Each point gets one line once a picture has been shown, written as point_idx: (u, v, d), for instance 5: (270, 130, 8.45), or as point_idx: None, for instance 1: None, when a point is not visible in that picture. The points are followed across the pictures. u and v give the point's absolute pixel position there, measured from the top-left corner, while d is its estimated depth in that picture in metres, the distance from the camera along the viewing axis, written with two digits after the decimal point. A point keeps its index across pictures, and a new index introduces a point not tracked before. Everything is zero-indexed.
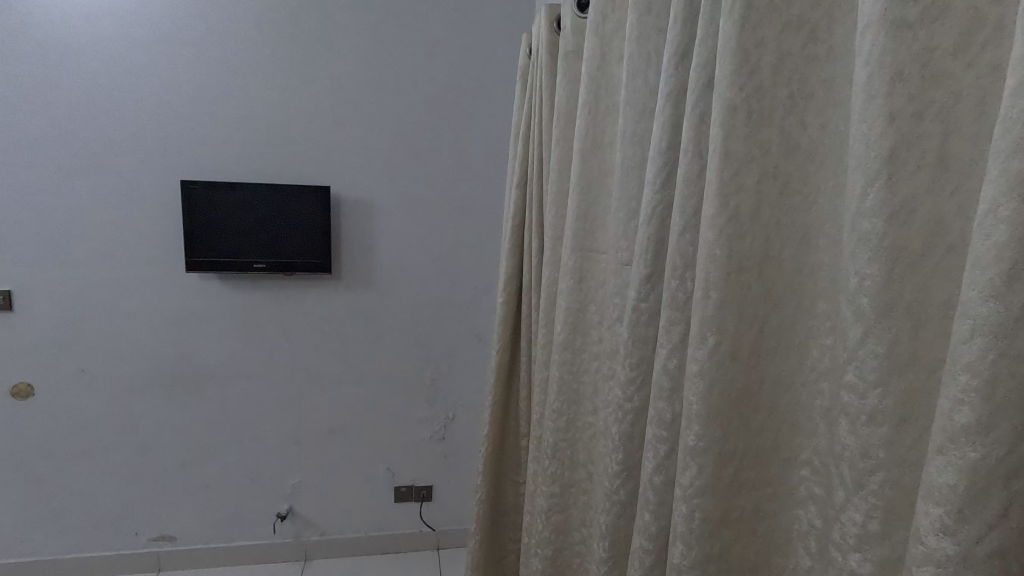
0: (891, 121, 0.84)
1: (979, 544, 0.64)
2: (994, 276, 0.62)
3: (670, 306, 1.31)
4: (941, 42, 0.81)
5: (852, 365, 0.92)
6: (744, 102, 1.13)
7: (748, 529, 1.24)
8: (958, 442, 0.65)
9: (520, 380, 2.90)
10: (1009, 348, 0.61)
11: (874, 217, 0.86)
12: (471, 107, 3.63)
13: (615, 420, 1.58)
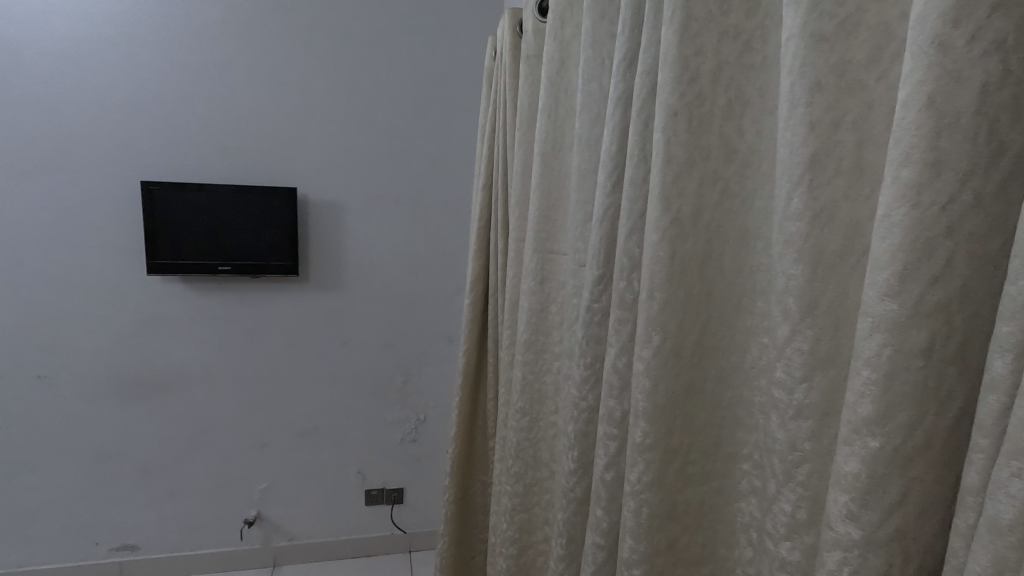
0: (812, 129, 0.88)
1: (880, 527, 0.69)
2: (890, 276, 0.66)
3: (619, 306, 1.34)
4: (855, 55, 0.86)
5: (781, 362, 0.95)
6: (685, 108, 1.16)
7: (695, 523, 1.28)
8: (862, 432, 0.69)
9: (487, 381, 2.91)
10: (902, 344, 0.66)
11: (797, 220, 0.90)
12: (439, 108, 3.63)
13: (571, 419, 1.61)
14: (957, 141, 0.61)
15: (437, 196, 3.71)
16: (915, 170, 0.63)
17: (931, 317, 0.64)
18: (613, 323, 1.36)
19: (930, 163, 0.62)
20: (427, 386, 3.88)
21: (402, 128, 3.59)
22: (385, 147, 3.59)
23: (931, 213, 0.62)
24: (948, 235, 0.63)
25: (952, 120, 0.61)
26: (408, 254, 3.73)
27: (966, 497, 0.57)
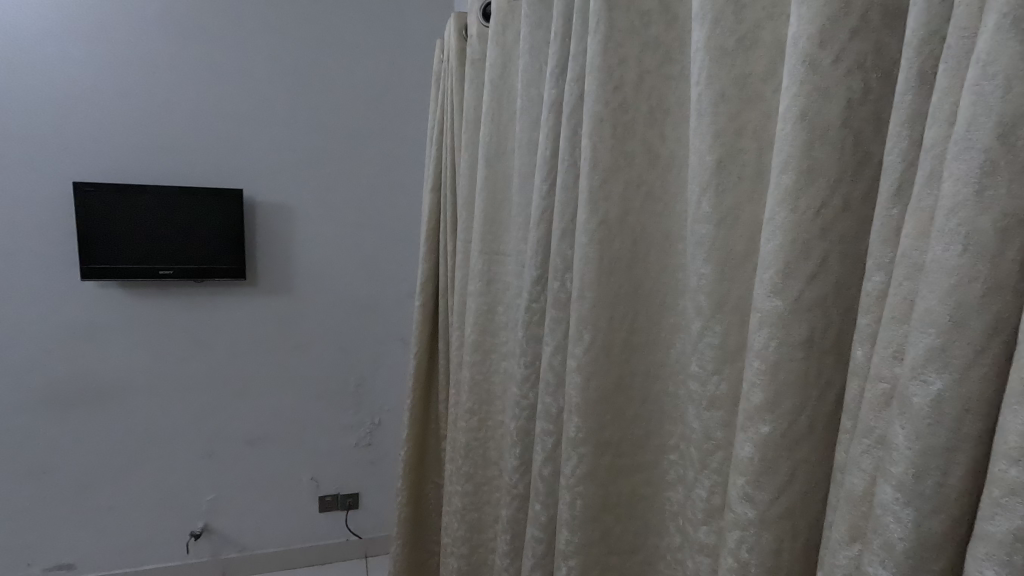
0: (717, 137, 0.93)
1: (772, 506, 0.75)
2: (774, 275, 0.71)
3: (554, 306, 1.38)
4: (754, 68, 0.92)
5: (695, 356, 1.01)
6: (610, 115, 1.21)
7: (627, 513, 1.33)
8: (754, 419, 0.75)
9: (439, 382, 2.92)
10: (786, 336, 0.71)
11: (706, 223, 0.96)
12: (390, 110, 3.62)
13: (513, 417, 1.64)
14: (828, 151, 0.67)
15: (389, 198, 3.69)
16: (792, 177, 0.69)
17: (810, 311, 0.70)
18: (549, 322, 1.40)
19: (805, 171, 0.68)
20: (383, 388, 3.85)
21: (352, 129, 3.56)
22: (334, 148, 3.54)
23: (807, 217, 0.68)
24: (822, 236, 0.69)
25: (824, 132, 0.67)
26: (359, 257, 3.69)
27: (836, 474, 0.63)
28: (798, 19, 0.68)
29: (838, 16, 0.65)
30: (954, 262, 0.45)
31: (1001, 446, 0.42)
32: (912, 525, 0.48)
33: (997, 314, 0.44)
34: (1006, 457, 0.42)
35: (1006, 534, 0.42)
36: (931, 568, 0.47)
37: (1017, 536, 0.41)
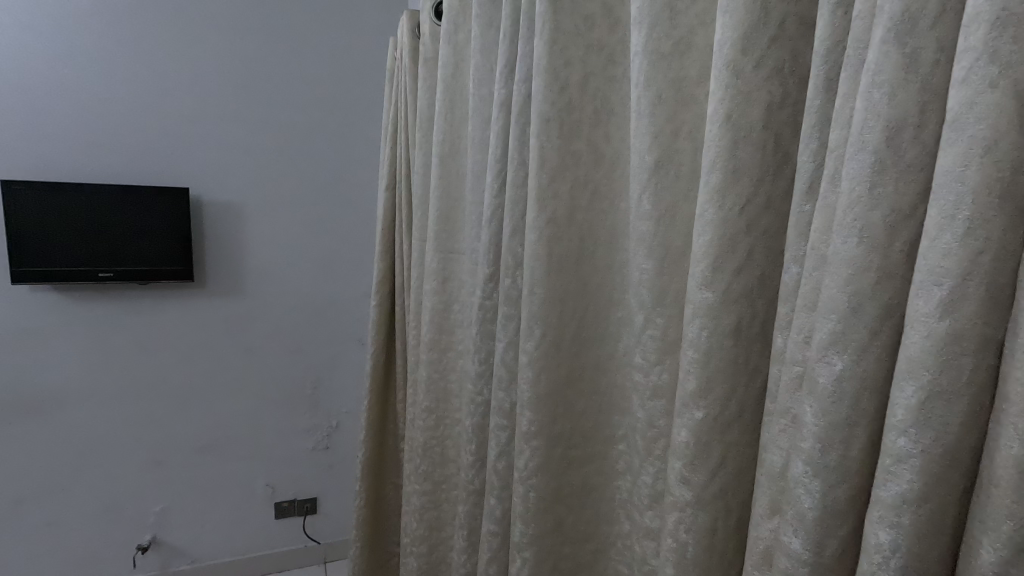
0: (656, 137, 0.97)
1: (706, 487, 0.79)
2: (705, 268, 0.76)
3: (506, 302, 1.40)
4: (689, 72, 0.97)
5: (639, 348, 1.05)
6: (556, 115, 1.24)
7: (580, 503, 1.36)
8: (689, 405, 0.79)
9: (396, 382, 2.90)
10: (717, 326, 0.76)
11: (646, 220, 1.00)
12: (343, 106, 3.55)
13: (469, 413, 1.65)
14: (751, 152, 0.72)
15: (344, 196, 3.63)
16: (719, 176, 0.73)
17: (737, 302, 0.75)
18: (501, 319, 1.42)
19: (731, 170, 0.72)
20: (340, 390, 3.79)
21: (304, 125, 3.46)
22: (286, 146, 3.45)
23: (732, 213, 0.73)
24: (747, 232, 0.73)
25: (746, 134, 0.72)
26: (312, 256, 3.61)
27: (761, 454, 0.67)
28: (723, 25, 0.72)
29: (758, 24, 0.70)
30: (852, 254, 0.49)
31: (893, 418, 0.47)
32: (820, 496, 0.52)
33: (889, 300, 0.49)
34: (897, 428, 0.47)
35: (898, 498, 0.47)
36: (836, 533, 0.52)
37: (907, 498, 0.46)
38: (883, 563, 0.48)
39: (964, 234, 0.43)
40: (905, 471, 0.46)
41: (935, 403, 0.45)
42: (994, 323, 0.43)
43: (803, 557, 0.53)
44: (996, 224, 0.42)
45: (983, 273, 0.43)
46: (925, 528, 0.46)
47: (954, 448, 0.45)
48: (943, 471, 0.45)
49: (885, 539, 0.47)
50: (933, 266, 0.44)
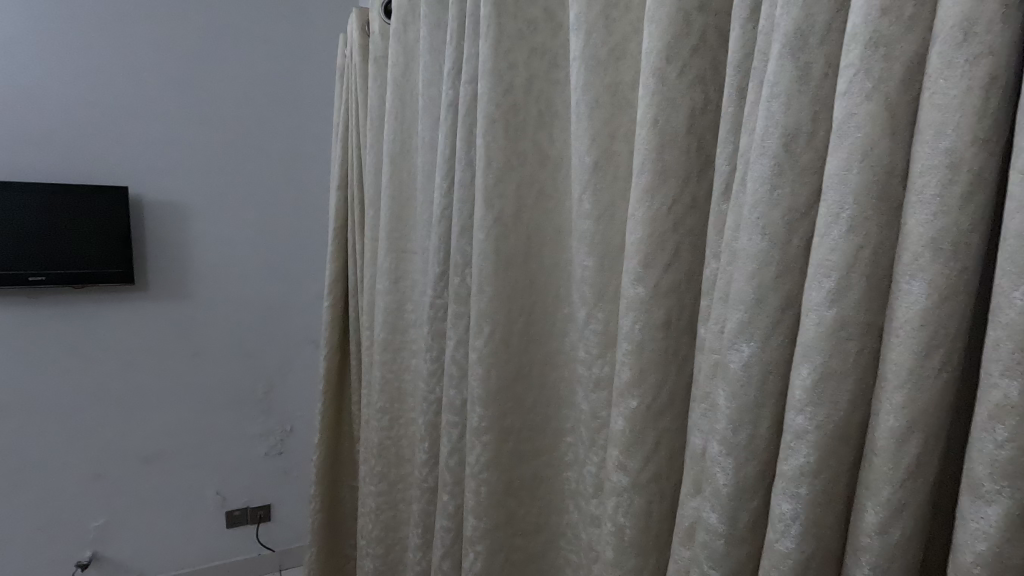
0: (594, 139, 1.01)
1: (642, 472, 0.83)
2: (637, 265, 0.80)
3: (456, 301, 1.42)
4: (624, 78, 1.01)
5: (582, 342, 1.09)
6: (501, 116, 1.26)
7: (531, 496, 1.40)
8: (625, 395, 0.83)
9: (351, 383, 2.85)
10: (649, 320, 0.80)
11: (586, 219, 1.04)
12: (293, 102, 3.42)
13: (421, 411, 1.66)
14: (677, 154, 0.77)
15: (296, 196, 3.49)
16: (648, 177, 0.77)
17: (667, 296, 0.80)
18: (452, 317, 1.44)
19: (658, 172, 0.77)
20: (293, 394, 3.66)
21: (250, 122, 3.33)
22: (233, 143, 3.31)
23: (661, 213, 0.77)
24: (674, 230, 0.78)
25: (672, 137, 0.76)
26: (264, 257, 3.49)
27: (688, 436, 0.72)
28: (650, 34, 0.76)
29: (681, 34, 0.74)
30: (757, 248, 0.54)
31: (793, 399, 0.51)
32: (733, 473, 0.57)
33: (789, 291, 0.54)
34: (796, 407, 0.51)
35: (797, 471, 0.51)
36: (748, 506, 0.57)
37: (805, 470, 0.51)
38: (786, 530, 0.52)
39: (847, 230, 0.48)
40: (803, 445, 0.51)
41: (827, 383, 0.50)
42: (874, 311, 0.49)
43: (719, 529, 0.58)
44: (874, 222, 0.48)
45: (864, 266, 0.48)
46: (819, 497, 0.51)
47: (843, 422, 0.50)
48: (834, 444, 0.50)
49: (787, 510, 0.52)
50: (823, 260, 0.49)
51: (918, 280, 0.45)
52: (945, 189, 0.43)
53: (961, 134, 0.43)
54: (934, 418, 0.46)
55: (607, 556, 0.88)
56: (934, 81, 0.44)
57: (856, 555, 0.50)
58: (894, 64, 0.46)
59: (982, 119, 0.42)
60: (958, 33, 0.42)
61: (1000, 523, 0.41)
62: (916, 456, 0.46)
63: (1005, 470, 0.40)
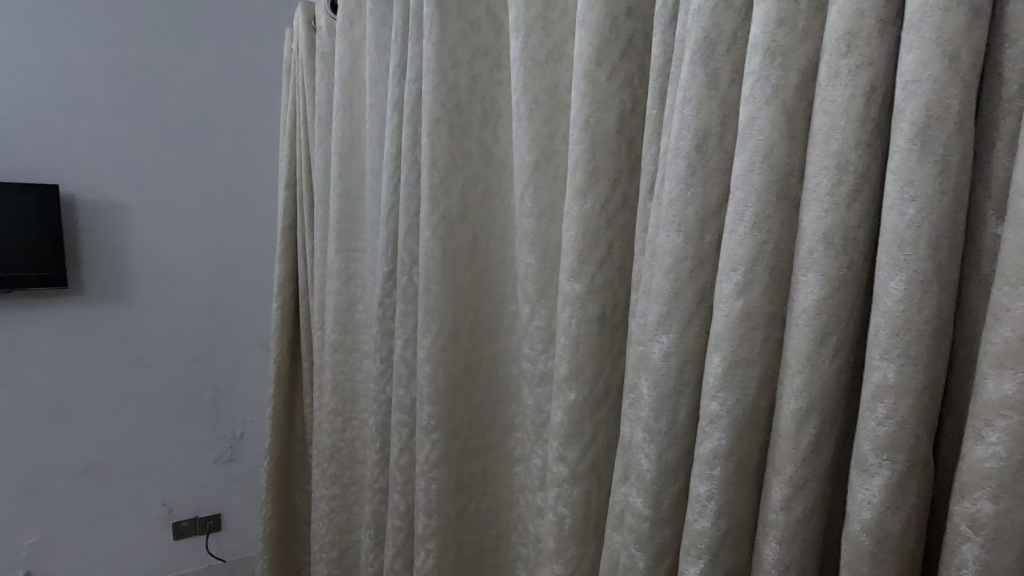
0: (534, 139, 1.03)
1: (580, 462, 0.86)
2: (572, 262, 0.82)
3: (403, 300, 1.42)
4: (561, 79, 1.04)
5: (526, 338, 1.11)
6: (446, 115, 1.27)
7: (482, 491, 1.41)
8: (563, 388, 0.86)
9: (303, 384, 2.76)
10: (584, 315, 0.83)
11: (527, 217, 1.06)
12: (229, 44, 2.64)
13: (372, 412, 1.65)
14: (608, 155, 0.79)
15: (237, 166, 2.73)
16: (581, 176, 0.80)
17: (601, 292, 0.82)
18: (400, 316, 1.43)
19: (590, 172, 0.80)
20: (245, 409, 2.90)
21: (175, 69, 2.55)
22: (150, 95, 2.51)
23: (594, 211, 0.80)
24: (607, 227, 0.81)
25: (603, 138, 0.79)
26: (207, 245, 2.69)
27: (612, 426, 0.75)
28: (581, 37, 0.78)
29: (610, 38, 0.77)
30: (674, 244, 0.57)
31: (707, 386, 0.55)
32: (656, 458, 0.60)
33: (702, 284, 0.57)
34: (710, 394, 0.54)
35: (711, 454, 0.55)
36: (670, 489, 0.60)
37: (718, 453, 0.54)
38: (703, 510, 0.55)
39: (752, 227, 0.51)
40: (716, 429, 0.54)
41: (736, 370, 0.53)
42: (776, 302, 0.52)
43: (644, 513, 0.61)
44: (775, 220, 0.51)
45: (767, 260, 0.52)
46: (732, 478, 0.55)
47: (751, 407, 0.54)
48: (743, 427, 0.54)
49: (703, 490, 0.55)
50: (732, 255, 0.52)
51: (813, 273, 0.49)
52: (834, 188, 0.47)
53: (847, 138, 0.46)
54: (828, 400, 0.50)
55: (550, 545, 0.91)
56: (825, 88, 0.47)
57: (763, 530, 0.54)
58: (790, 72, 0.49)
59: (863, 124, 0.46)
60: (843, 44, 0.46)
61: (882, 492, 0.45)
62: (813, 435, 0.50)
63: (886, 444, 0.44)
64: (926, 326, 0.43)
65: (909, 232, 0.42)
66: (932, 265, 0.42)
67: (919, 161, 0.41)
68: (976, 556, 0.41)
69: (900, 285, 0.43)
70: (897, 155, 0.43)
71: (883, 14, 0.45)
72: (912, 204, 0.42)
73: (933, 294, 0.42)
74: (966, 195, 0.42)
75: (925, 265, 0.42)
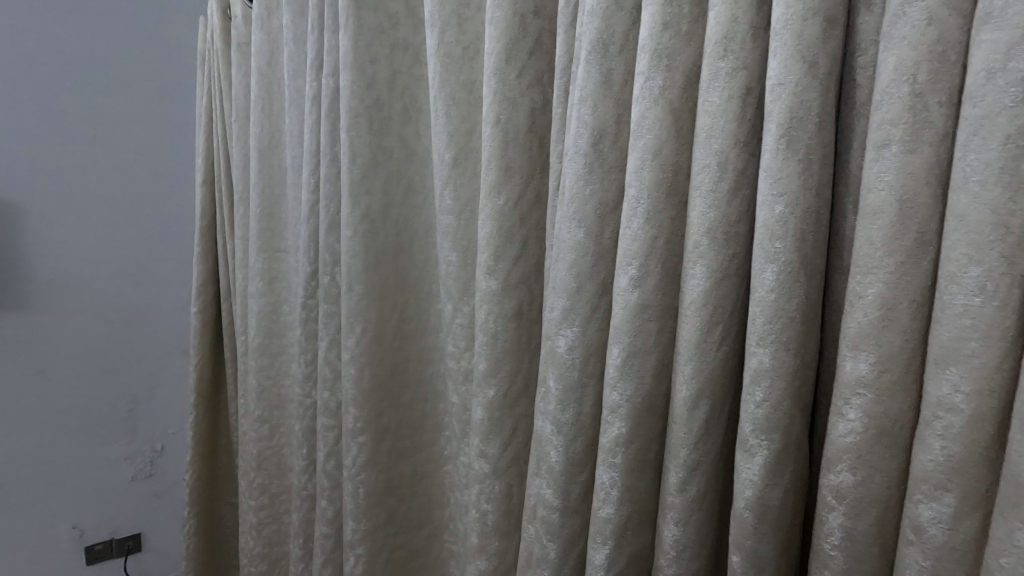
0: (452, 136, 1.03)
1: (501, 457, 0.87)
2: (488, 259, 0.82)
3: (326, 300, 1.37)
4: (477, 77, 1.04)
5: (450, 337, 1.10)
6: (365, 111, 1.24)
7: (413, 492, 1.38)
8: (483, 385, 0.86)
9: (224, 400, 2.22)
10: (502, 311, 0.83)
11: (447, 215, 1.05)
12: None
13: (298, 417, 1.59)
14: (519, 153, 0.80)
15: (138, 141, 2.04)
16: (494, 173, 0.81)
17: (517, 288, 0.83)
18: (323, 318, 1.39)
19: (502, 169, 0.80)
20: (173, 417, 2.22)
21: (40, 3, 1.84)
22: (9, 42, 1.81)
23: (507, 208, 0.81)
24: (521, 224, 0.82)
25: (514, 135, 0.80)
26: (129, 239, 2.06)
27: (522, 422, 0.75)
28: (490, 34, 0.78)
29: (518, 37, 0.78)
30: (575, 240, 0.58)
31: (608, 376, 0.56)
32: (563, 450, 0.61)
33: (603, 278, 0.59)
34: (612, 385, 0.56)
35: (613, 443, 0.57)
36: (578, 479, 0.62)
37: (619, 441, 0.56)
38: (607, 497, 0.57)
39: (645, 222, 0.53)
40: (617, 418, 0.56)
41: (634, 361, 0.55)
42: (669, 294, 0.55)
43: (554, 503, 0.62)
44: (665, 216, 0.53)
45: (660, 254, 0.54)
46: (632, 464, 0.57)
47: (648, 396, 0.56)
48: (642, 415, 0.56)
49: (607, 478, 0.57)
50: (627, 249, 0.54)
51: (699, 266, 0.51)
52: (716, 185, 0.50)
53: (726, 137, 0.49)
54: (716, 386, 0.52)
55: (474, 541, 0.91)
56: (706, 89, 0.50)
57: (663, 512, 0.56)
58: (675, 73, 0.52)
59: (739, 124, 0.49)
60: (720, 47, 0.48)
61: (762, 470, 0.47)
62: (704, 420, 0.53)
63: (763, 425, 0.47)
64: (795, 314, 0.46)
65: (778, 226, 0.45)
66: (799, 256, 0.45)
67: (785, 159, 0.44)
68: (841, 524, 0.44)
69: (772, 275, 0.46)
70: (768, 152, 0.45)
71: (753, 20, 0.48)
72: (780, 200, 0.45)
73: (800, 283, 0.46)
74: (827, 191, 0.45)
75: (792, 256, 0.45)
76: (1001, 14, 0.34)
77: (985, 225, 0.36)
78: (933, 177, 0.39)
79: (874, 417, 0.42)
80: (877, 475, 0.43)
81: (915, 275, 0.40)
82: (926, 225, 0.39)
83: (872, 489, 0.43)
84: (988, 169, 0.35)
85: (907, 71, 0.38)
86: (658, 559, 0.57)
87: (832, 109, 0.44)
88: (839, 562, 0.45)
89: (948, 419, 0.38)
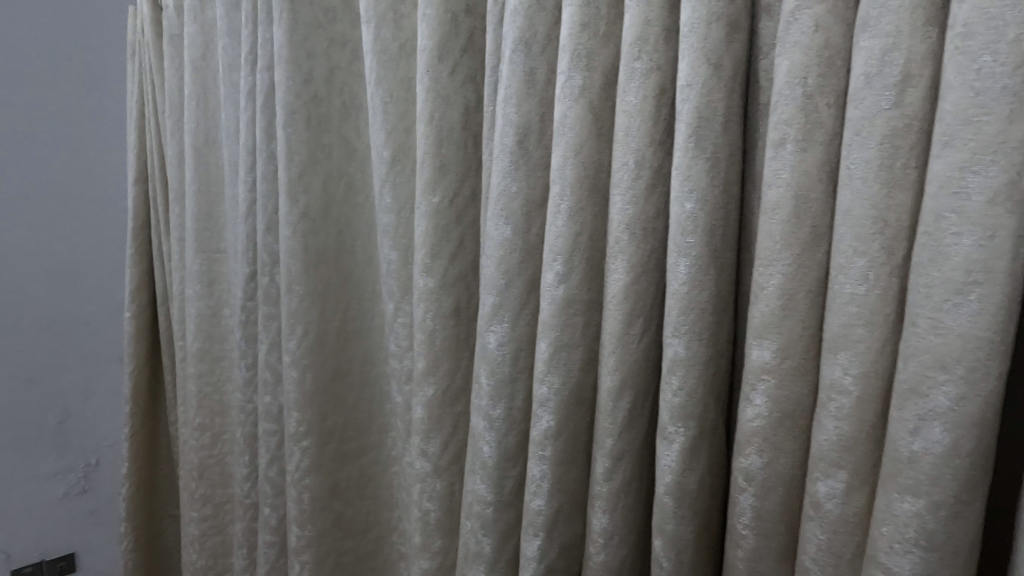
0: (391, 134, 1.02)
1: (442, 456, 0.87)
2: (425, 256, 0.82)
3: (265, 302, 1.33)
4: (415, 73, 1.02)
5: (393, 336, 1.09)
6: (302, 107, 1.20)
7: (359, 497, 1.29)
8: (422, 383, 0.86)
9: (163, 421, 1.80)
10: (440, 309, 0.83)
11: (387, 213, 1.04)
12: None
13: (239, 423, 1.53)
14: (455, 150, 0.80)
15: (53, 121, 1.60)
16: (429, 170, 0.80)
17: (455, 285, 0.83)
18: (262, 320, 1.35)
19: (438, 166, 0.80)
20: (113, 427, 1.78)
21: None
22: None
23: (443, 206, 0.81)
24: (458, 222, 0.82)
25: (449, 133, 0.80)
26: (44, 240, 1.62)
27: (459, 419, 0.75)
28: (423, 31, 0.78)
29: (451, 34, 0.78)
30: (504, 237, 0.59)
31: (537, 370, 0.58)
32: (496, 445, 0.62)
33: (530, 274, 0.60)
34: (541, 378, 0.57)
35: (542, 435, 0.58)
36: (510, 473, 0.62)
37: (548, 434, 0.58)
38: (538, 489, 0.58)
39: (568, 218, 0.55)
40: (545, 412, 0.57)
41: (561, 354, 0.57)
42: (593, 289, 0.56)
43: (487, 498, 0.63)
44: (587, 212, 0.55)
45: (584, 250, 0.55)
46: (562, 456, 0.58)
47: (576, 388, 0.57)
48: (570, 407, 0.58)
49: (538, 470, 0.58)
50: (553, 245, 0.56)
51: (619, 260, 0.53)
52: (634, 182, 0.51)
53: (642, 136, 0.51)
54: (638, 376, 0.54)
55: (417, 540, 0.91)
56: (623, 88, 0.51)
57: (591, 501, 0.57)
58: (594, 73, 0.53)
59: (653, 123, 0.51)
60: (634, 49, 0.50)
61: (679, 456, 0.49)
62: (628, 410, 0.55)
63: (680, 412, 0.49)
64: (706, 306, 0.48)
65: (689, 221, 0.47)
66: (708, 250, 0.47)
67: (694, 157, 0.46)
68: (751, 504, 0.47)
69: (685, 269, 0.48)
70: (680, 150, 0.47)
71: (664, 24, 0.50)
72: (690, 197, 0.47)
73: (710, 276, 0.48)
74: (734, 187, 0.48)
75: (702, 250, 0.47)
76: (874, 23, 0.37)
77: (867, 219, 0.38)
78: (825, 174, 0.41)
79: (778, 401, 0.44)
80: (780, 456, 0.45)
81: (809, 267, 0.42)
82: (819, 220, 0.42)
83: (778, 470, 0.45)
84: (867, 167, 0.38)
85: (797, 74, 0.41)
86: (588, 546, 0.58)
87: (737, 109, 0.47)
88: (750, 540, 0.47)
89: (839, 401, 0.40)
